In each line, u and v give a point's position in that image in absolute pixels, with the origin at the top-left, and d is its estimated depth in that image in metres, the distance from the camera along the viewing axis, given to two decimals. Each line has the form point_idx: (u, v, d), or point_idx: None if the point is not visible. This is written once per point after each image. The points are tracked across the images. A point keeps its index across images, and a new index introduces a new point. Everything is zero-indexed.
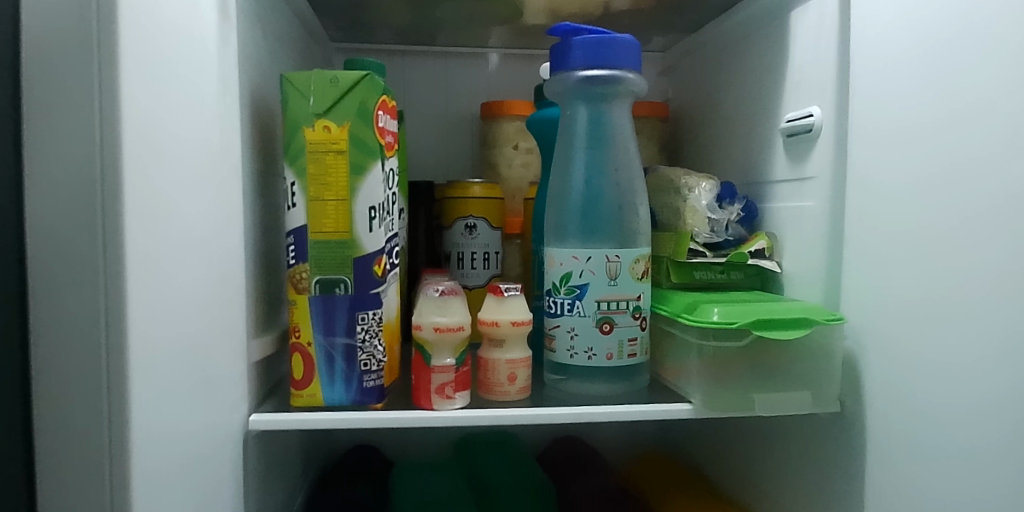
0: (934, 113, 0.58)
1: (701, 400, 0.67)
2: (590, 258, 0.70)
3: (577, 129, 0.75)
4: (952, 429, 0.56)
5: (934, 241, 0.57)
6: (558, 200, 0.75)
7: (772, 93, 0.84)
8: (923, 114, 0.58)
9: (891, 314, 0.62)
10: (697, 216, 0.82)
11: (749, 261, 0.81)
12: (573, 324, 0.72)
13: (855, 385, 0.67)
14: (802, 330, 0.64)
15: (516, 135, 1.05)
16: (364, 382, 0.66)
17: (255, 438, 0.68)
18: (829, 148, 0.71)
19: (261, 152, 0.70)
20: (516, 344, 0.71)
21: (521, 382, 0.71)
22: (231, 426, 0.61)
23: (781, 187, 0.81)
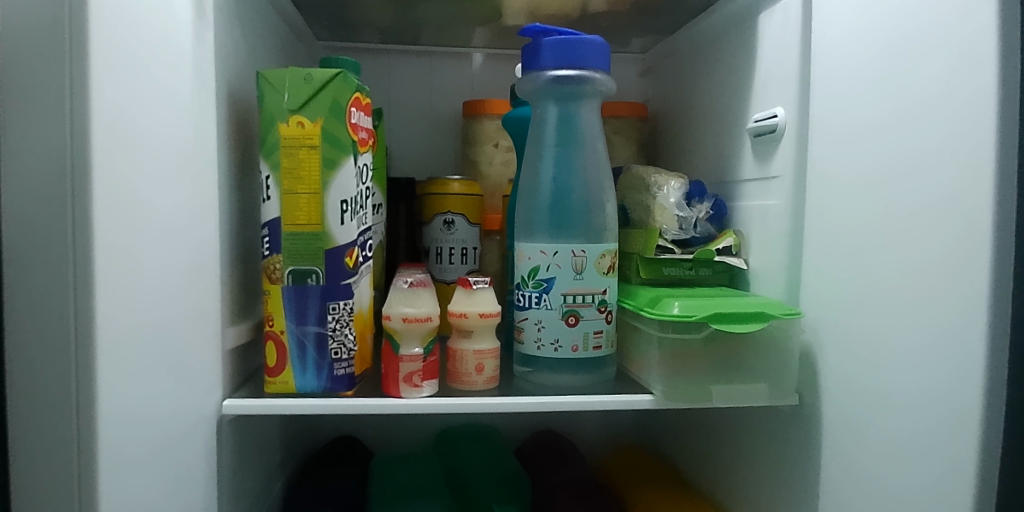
0: (884, 114, 0.60)
1: (661, 391, 0.69)
2: (557, 252, 0.72)
3: (547, 127, 0.78)
4: (893, 419, 0.58)
5: (879, 239, 0.60)
6: (528, 196, 0.77)
7: (742, 95, 0.86)
8: (873, 116, 0.61)
9: (841, 308, 0.65)
10: (666, 214, 0.84)
11: (716, 258, 0.83)
12: (540, 316, 0.74)
13: (812, 377, 0.70)
14: (758, 323, 0.67)
15: (496, 134, 1.07)
16: (334, 370, 0.68)
17: (229, 424, 0.71)
18: (792, 145, 0.73)
19: (239, 146, 0.72)
20: (484, 335, 0.73)
21: (488, 373, 0.73)
22: (204, 410, 0.63)
23: (748, 186, 0.84)
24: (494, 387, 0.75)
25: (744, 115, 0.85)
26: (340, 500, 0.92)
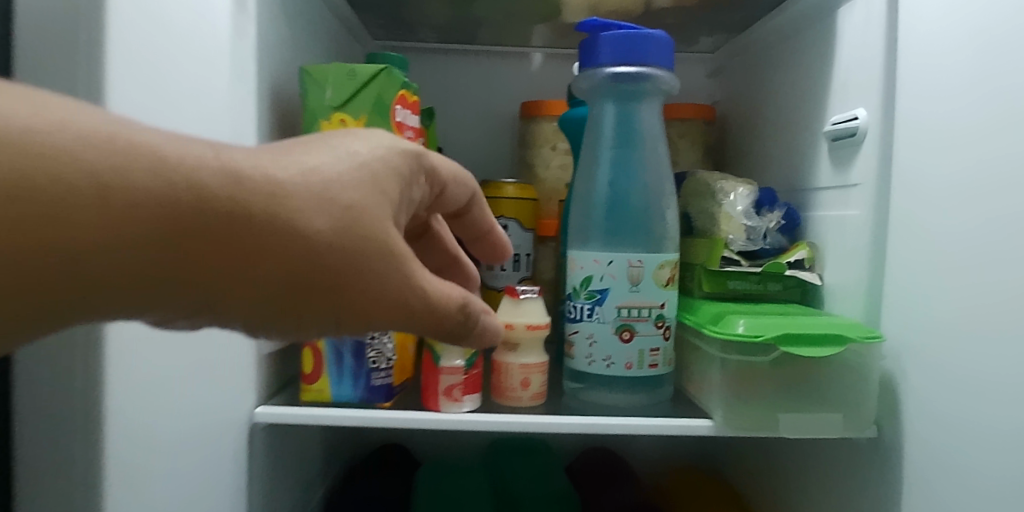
0: (984, 114, 0.54)
1: (722, 416, 0.62)
2: (611, 262, 0.68)
3: (604, 127, 0.73)
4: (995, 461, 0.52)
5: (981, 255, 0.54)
6: (582, 201, 0.73)
7: (823, 94, 0.78)
8: (971, 118, 0.55)
9: (931, 328, 0.59)
10: (732, 222, 0.77)
11: (787, 272, 0.76)
12: (592, 330, 0.69)
13: (894, 409, 0.62)
14: (834, 347, 0.60)
15: (554, 136, 1.03)
16: (372, 379, 0.67)
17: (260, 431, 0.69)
18: (874, 152, 0.67)
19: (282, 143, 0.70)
20: (530, 347, 0.68)
21: (536, 388, 0.69)
22: (235, 415, 0.63)
23: (825, 195, 0.77)
24: (541, 403, 0.70)
25: (824, 117, 0.78)
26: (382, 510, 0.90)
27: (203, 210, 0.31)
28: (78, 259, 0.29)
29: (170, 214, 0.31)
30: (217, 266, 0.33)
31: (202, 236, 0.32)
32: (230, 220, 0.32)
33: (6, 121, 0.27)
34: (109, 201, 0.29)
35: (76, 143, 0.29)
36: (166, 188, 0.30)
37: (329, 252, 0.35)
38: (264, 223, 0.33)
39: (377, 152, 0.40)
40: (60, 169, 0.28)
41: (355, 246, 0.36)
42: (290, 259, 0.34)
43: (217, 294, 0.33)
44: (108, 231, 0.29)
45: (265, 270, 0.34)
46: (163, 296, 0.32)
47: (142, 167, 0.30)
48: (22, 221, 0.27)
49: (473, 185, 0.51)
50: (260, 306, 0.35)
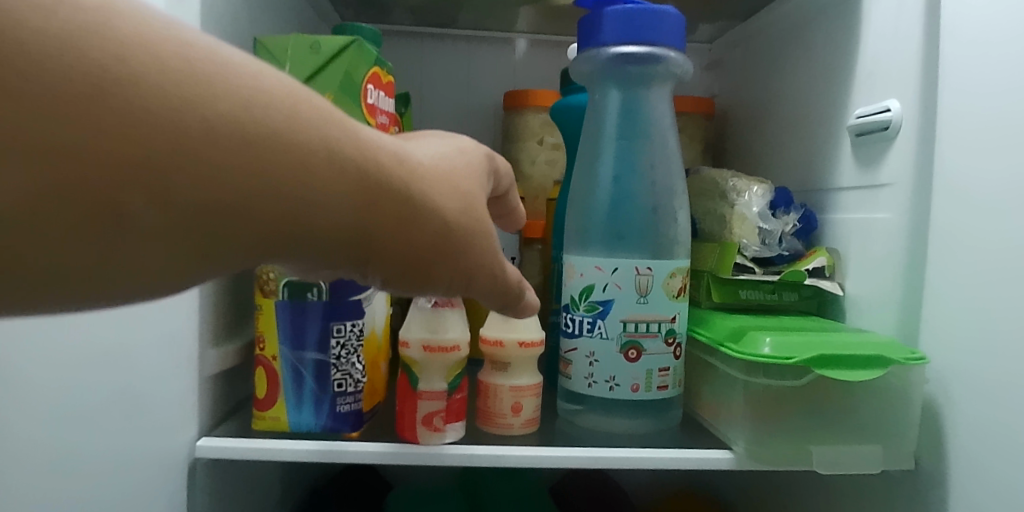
0: None
1: (745, 448, 0.54)
2: (616, 269, 0.59)
3: (607, 116, 0.65)
4: None
5: None
6: (582, 200, 0.65)
7: (844, 85, 0.71)
8: None
9: (986, 349, 0.51)
10: (746, 225, 0.70)
11: (807, 281, 0.68)
12: (593, 348, 0.60)
13: (935, 440, 0.55)
14: (875, 371, 0.52)
15: (541, 130, 0.94)
16: (336, 406, 0.58)
17: (200, 465, 0.59)
18: (909, 149, 0.60)
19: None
20: (521, 366, 0.60)
21: (528, 413, 0.60)
22: (171, 447, 0.55)
23: (846, 196, 0.69)
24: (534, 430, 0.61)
25: (846, 110, 0.70)
26: None
27: (381, 171, 0.32)
28: (281, 206, 0.29)
29: (360, 171, 0.31)
30: (385, 228, 0.33)
31: (380, 197, 0.32)
32: (398, 183, 0.33)
33: (238, 76, 0.28)
34: (318, 151, 0.30)
35: (294, 102, 0.29)
36: (357, 149, 0.31)
37: (459, 226, 0.36)
38: (419, 193, 0.34)
39: (470, 146, 0.42)
40: (282, 124, 0.28)
41: (475, 224, 0.38)
42: (434, 224, 0.35)
43: (370, 254, 0.33)
44: (313, 179, 0.29)
45: (416, 235, 0.34)
46: (328, 253, 0.32)
47: (342, 131, 0.31)
48: (255, 161, 0.28)
49: (514, 173, 0.48)
50: (400, 272, 0.35)
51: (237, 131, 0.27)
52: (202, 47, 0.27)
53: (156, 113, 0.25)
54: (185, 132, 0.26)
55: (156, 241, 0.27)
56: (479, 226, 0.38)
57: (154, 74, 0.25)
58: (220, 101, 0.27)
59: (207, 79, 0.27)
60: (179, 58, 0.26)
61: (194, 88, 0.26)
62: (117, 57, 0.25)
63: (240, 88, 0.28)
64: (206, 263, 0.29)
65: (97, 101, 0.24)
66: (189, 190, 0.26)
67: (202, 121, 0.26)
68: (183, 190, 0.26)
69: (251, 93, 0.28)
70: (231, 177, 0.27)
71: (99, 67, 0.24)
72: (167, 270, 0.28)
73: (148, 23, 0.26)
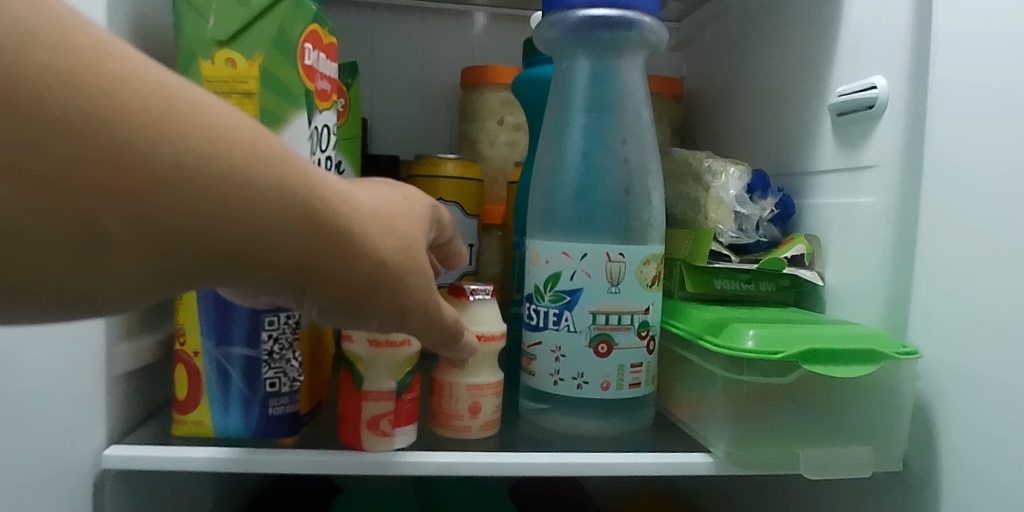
0: None
1: (725, 451, 0.49)
2: (585, 256, 0.53)
3: (575, 88, 0.59)
4: None
5: None
6: (547, 179, 0.59)
7: (826, 61, 0.66)
8: None
9: (976, 342, 0.48)
10: (722, 210, 0.65)
11: (785, 269, 0.64)
12: (559, 342, 0.55)
13: (924, 440, 0.51)
14: (866, 367, 0.47)
15: (502, 108, 0.87)
16: (268, 408, 0.51)
17: (110, 477, 0.51)
18: (898, 127, 0.55)
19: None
20: (481, 363, 0.53)
21: (488, 414, 0.54)
22: (73, 459, 0.46)
23: (825, 180, 0.65)
24: (493, 433, 0.55)
25: (827, 89, 0.65)
26: None
27: (330, 209, 0.31)
28: (226, 238, 0.27)
29: (309, 208, 0.30)
30: (329, 262, 0.32)
31: (329, 231, 0.31)
32: (344, 222, 0.32)
33: (207, 110, 0.26)
34: (274, 190, 0.28)
35: (254, 138, 0.28)
36: (309, 187, 0.30)
37: (397, 265, 0.36)
38: (362, 230, 0.33)
39: (409, 189, 0.42)
40: (238, 158, 0.27)
41: (412, 264, 0.37)
42: (373, 263, 0.34)
43: (310, 285, 0.32)
44: (263, 213, 0.28)
45: (357, 272, 0.33)
46: (266, 282, 0.31)
47: (296, 168, 0.30)
48: (211, 196, 0.26)
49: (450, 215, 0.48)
50: (338, 300, 0.34)
51: (195, 164, 0.25)
52: (160, 74, 0.25)
53: (114, 141, 0.23)
54: (158, 163, 0.24)
55: (105, 262, 0.25)
56: (418, 264, 0.38)
57: (113, 100, 0.23)
58: (178, 130, 0.25)
59: (166, 108, 0.25)
60: (138, 83, 0.24)
61: (157, 121, 0.24)
62: (77, 77, 0.22)
63: (199, 119, 0.26)
64: (152, 284, 0.27)
65: (53, 127, 0.22)
66: (137, 217, 0.24)
67: (157, 150, 0.24)
68: (133, 221, 0.24)
69: (210, 126, 0.26)
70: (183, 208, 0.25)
71: (55, 88, 0.22)
72: (107, 290, 0.26)
73: (118, 51, 0.24)
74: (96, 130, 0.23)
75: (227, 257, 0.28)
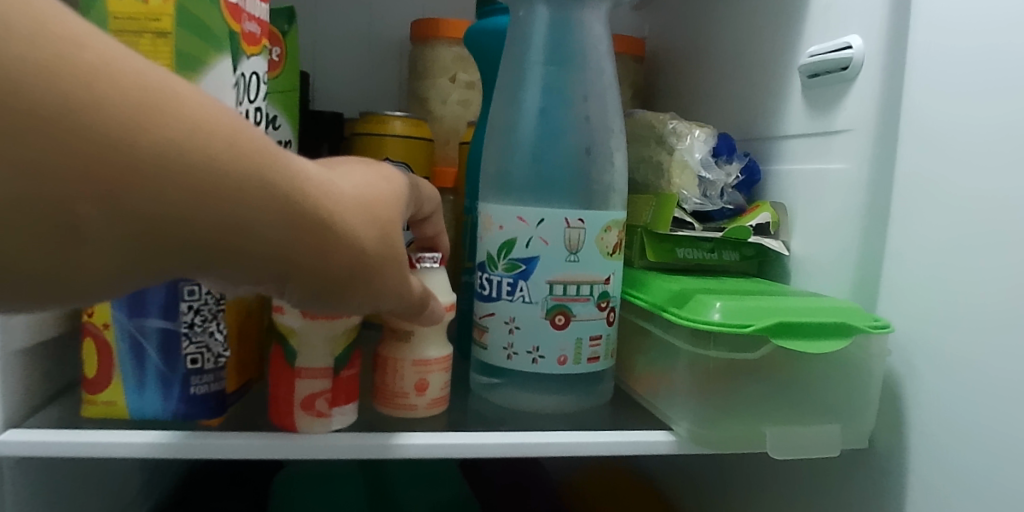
0: None
1: (690, 429, 0.47)
2: (542, 222, 0.49)
3: (534, 39, 0.54)
4: None
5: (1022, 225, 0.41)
6: (502, 137, 0.54)
7: (797, 20, 0.62)
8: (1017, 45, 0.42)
9: (949, 317, 0.46)
10: (686, 174, 0.62)
11: (751, 238, 0.61)
12: (513, 314, 0.51)
13: (891, 416, 0.50)
14: (836, 341, 0.45)
15: (454, 64, 0.81)
16: (189, 388, 0.45)
17: (10, 466, 0.44)
18: (873, 89, 0.52)
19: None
20: (429, 336, 0.49)
21: (434, 393, 0.50)
22: None
23: (792, 145, 0.62)
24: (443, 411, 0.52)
25: (798, 49, 0.62)
26: None
27: (315, 202, 0.28)
28: (203, 231, 0.25)
29: (293, 201, 0.27)
30: (314, 259, 0.29)
31: (311, 223, 0.28)
32: (329, 216, 0.29)
33: (184, 97, 0.24)
34: (252, 179, 0.25)
35: (231, 125, 0.25)
36: (290, 175, 0.27)
37: (379, 256, 0.32)
38: (348, 222, 0.30)
39: (395, 174, 0.39)
40: (217, 150, 0.24)
41: (396, 257, 0.34)
42: (358, 254, 0.31)
43: (290, 280, 0.29)
44: (242, 205, 0.25)
45: (343, 267, 0.30)
46: (245, 276, 0.28)
47: (279, 160, 0.27)
48: (187, 186, 0.23)
49: (437, 197, 0.48)
50: (318, 296, 0.31)
51: (173, 155, 0.23)
52: (137, 61, 0.23)
53: (87, 132, 0.21)
54: (126, 150, 0.22)
55: (71, 252, 0.23)
56: (400, 251, 0.34)
57: (88, 91, 0.21)
58: (156, 119, 0.22)
59: (145, 97, 0.22)
60: (113, 68, 0.21)
61: (126, 105, 0.22)
62: (51, 67, 0.20)
63: (179, 109, 0.23)
64: (120, 276, 0.25)
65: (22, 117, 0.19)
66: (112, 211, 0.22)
67: (130, 140, 0.22)
68: (102, 211, 0.22)
69: (187, 115, 0.23)
70: (160, 201, 0.23)
71: (29, 76, 0.19)
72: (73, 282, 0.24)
73: (88, 33, 0.21)
74: (73, 125, 0.20)
75: (202, 248, 0.25)
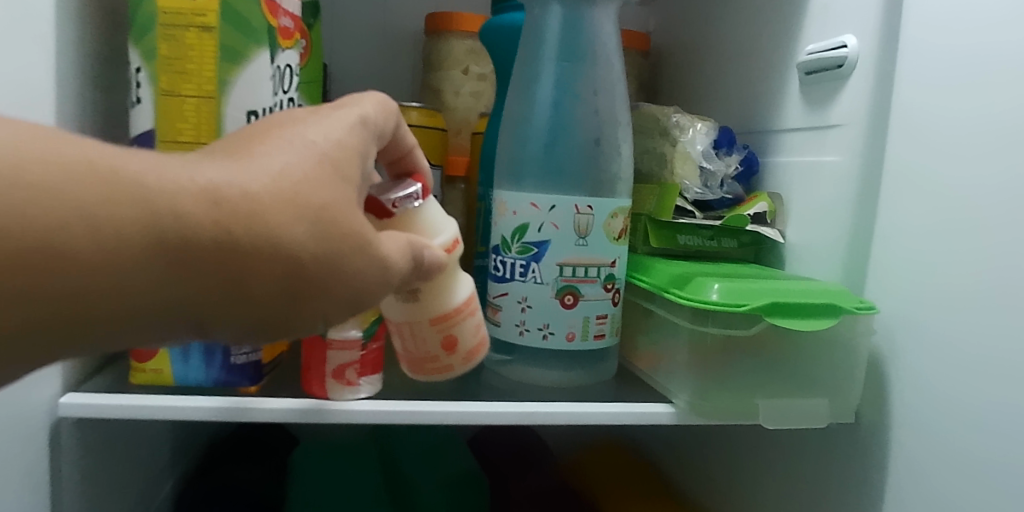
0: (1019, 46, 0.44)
1: (688, 402, 0.50)
2: (553, 207, 0.53)
3: (547, 34, 0.57)
4: (1003, 456, 0.44)
5: (998, 217, 0.45)
6: (515, 127, 0.58)
7: (797, 20, 0.66)
8: (1001, 51, 0.45)
9: (929, 301, 0.49)
10: (688, 164, 0.66)
11: (748, 227, 0.64)
12: (526, 293, 0.54)
13: (877, 393, 0.53)
14: (824, 321, 0.49)
15: (467, 57, 0.84)
16: (230, 357, 0.49)
17: (68, 425, 0.48)
18: (865, 88, 0.56)
19: (82, 20, 0.49)
20: (446, 290, 0.47)
21: (464, 351, 0.49)
22: (37, 408, 0.44)
23: (790, 139, 0.66)
24: (477, 362, 0.51)
25: (797, 47, 0.65)
26: (238, 501, 0.71)
27: (183, 226, 0.28)
28: (76, 296, 0.26)
29: (156, 232, 0.27)
30: (218, 280, 0.29)
31: (188, 246, 0.28)
32: (219, 234, 0.29)
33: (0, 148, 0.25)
34: (100, 228, 0.26)
35: (61, 166, 0.26)
36: (147, 209, 0.27)
37: (315, 254, 0.32)
38: (256, 229, 0.29)
39: (333, 139, 0.36)
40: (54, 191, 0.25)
41: (337, 246, 0.32)
42: (276, 265, 0.30)
43: (211, 310, 0.30)
44: (101, 257, 0.26)
45: (263, 282, 0.30)
46: (160, 321, 0.29)
47: (126, 189, 0.27)
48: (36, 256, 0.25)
49: (378, 98, 0.42)
50: (261, 319, 0.32)
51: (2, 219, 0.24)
52: None
53: None
54: None
55: None
56: (343, 228, 0.33)
57: None
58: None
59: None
60: None
61: None
62: None
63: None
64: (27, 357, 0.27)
65: None
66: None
67: None
68: None
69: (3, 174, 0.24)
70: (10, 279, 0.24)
71: None
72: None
73: None
74: None
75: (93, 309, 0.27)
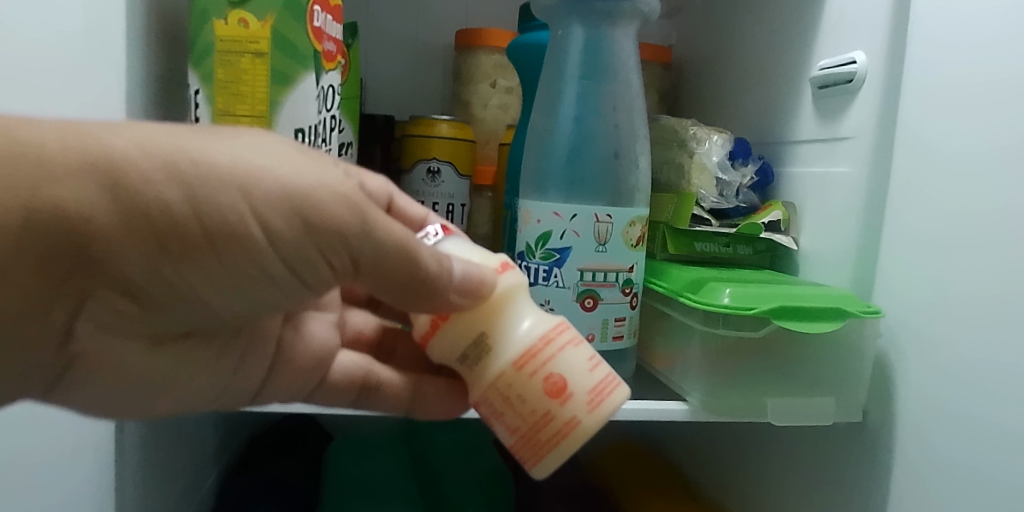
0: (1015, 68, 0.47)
1: (700, 399, 0.54)
2: (575, 216, 0.56)
3: (569, 53, 0.61)
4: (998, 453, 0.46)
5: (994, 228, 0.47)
6: (540, 140, 0.62)
7: (810, 35, 0.69)
8: (998, 73, 0.48)
9: (931, 306, 0.52)
10: (704, 175, 0.69)
11: (762, 234, 0.67)
12: (548, 296, 0.58)
13: (883, 393, 0.56)
14: (830, 323, 0.52)
15: (494, 71, 0.88)
16: None
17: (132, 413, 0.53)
18: (873, 102, 0.59)
19: (148, 45, 0.54)
20: (508, 320, 0.38)
21: (583, 394, 0.37)
22: None
23: (803, 150, 0.68)
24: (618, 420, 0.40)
25: (810, 62, 0.68)
26: (276, 491, 0.76)
27: (68, 179, 0.29)
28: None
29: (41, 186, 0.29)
30: (120, 225, 0.30)
31: (79, 190, 0.29)
32: (105, 178, 0.29)
33: None
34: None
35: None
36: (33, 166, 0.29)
37: (226, 192, 0.31)
38: (151, 174, 0.30)
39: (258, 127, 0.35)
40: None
41: (257, 186, 0.32)
42: (177, 203, 0.31)
43: (118, 257, 0.31)
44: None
45: (168, 222, 0.31)
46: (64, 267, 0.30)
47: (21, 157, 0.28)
48: None
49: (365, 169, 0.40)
50: (177, 261, 0.32)
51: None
52: None
53: None
54: None
55: None
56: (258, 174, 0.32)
57: None
58: None
59: None
60: None
61: None
62: None
63: None
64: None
65: None
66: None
67: None
68: None
69: None
70: None
71: None
72: None
73: None
74: None
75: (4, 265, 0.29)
